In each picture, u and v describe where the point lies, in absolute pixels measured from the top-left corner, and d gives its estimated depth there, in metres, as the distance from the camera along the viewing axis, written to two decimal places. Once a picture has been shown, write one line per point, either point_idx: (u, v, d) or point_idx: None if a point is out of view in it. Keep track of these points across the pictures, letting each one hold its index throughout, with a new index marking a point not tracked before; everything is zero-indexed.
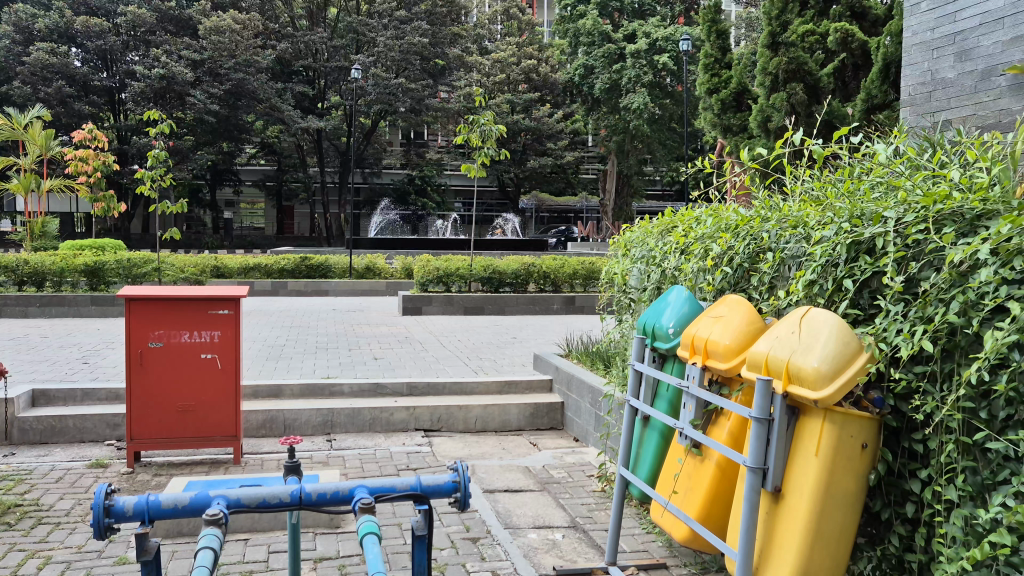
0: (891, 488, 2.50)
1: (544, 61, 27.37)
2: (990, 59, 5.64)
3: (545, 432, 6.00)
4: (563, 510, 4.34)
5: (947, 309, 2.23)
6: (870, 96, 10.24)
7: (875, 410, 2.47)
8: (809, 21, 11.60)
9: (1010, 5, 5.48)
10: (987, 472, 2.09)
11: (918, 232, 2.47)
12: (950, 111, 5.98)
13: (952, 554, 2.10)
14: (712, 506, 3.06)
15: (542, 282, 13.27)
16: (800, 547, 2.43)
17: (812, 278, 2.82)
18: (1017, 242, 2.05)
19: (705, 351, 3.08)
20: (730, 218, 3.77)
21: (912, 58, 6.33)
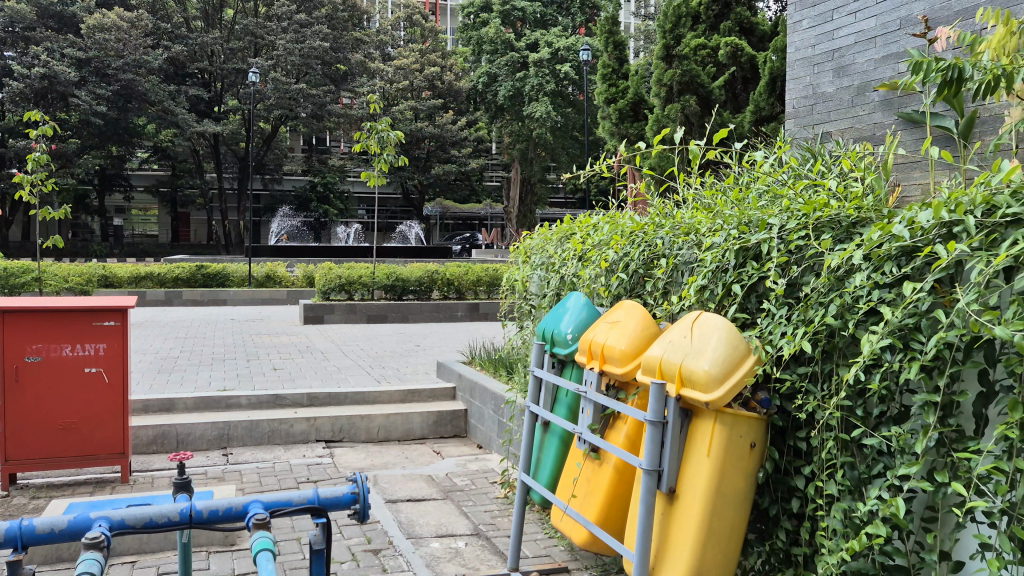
0: (778, 484, 2.59)
1: (447, 68, 27.38)
2: (864, 75, 5.96)
3: (448, 440, 5.97)
4: (466, 518, 4.33)
5: (826, 312, 2.32)
6: (759, 108, 10.67)
7: (762, 410, 2.56)
8: (701, 35, 12.02)
9: (882, 25, 5.81)
10: (864, 467, 2.19)
11: (799, 239, 2.57)
12: (829, 124, 6.28)
13: (832, 546, 2.19)
14: (611, 508, 3.11)
15: (446, 289, 13.24)
16: (694, 545, 2.50)
17: (702, 284, 2.90)
18: (887, 248, 2.16)
19: (602, 356, 3.13)
20: (626, 225, 3.84)
21: (795, 72, 6.62)
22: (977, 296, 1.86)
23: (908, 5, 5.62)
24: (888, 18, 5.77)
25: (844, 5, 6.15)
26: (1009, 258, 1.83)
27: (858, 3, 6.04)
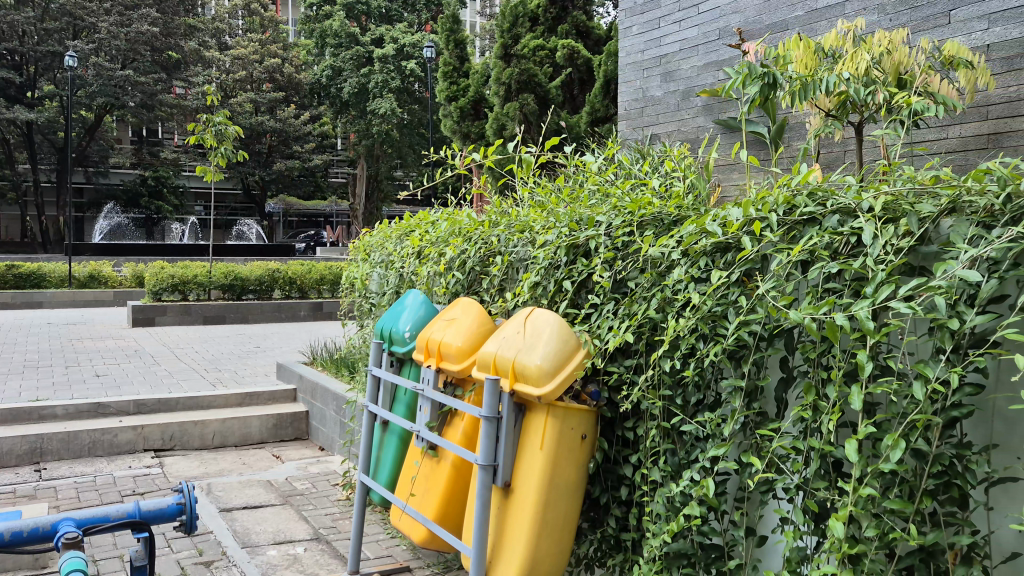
0: (608, 474, 2.68)
1: (288, 60, 26.55)
2: (688, 81, 6.28)
3: (288, 443, 5.78)
4: (306, 523, 4.21)
5: (648, 305, 2.42)
6: (594, 110, 11.08)
7: (592, 402, 2.64)
8: (539, 36, 12.28)
9: (703, 35, 6.16)
10: (683, 452, 2.30)
11: (625, 236, 2.67)
12: (657, 126, 6.58)
13: (655, 529, 2.28)
14: (448, 505, 3.12)
15: (288, 289, 12.85)
16: (528, 537, 2.54)
17: (535, 280, 2.96)
18: (702, 244, 2.27)
19: (439, 354, 3.13)
20: (463, 222, 3.86)
21: (625, 76, 6.90)
22: (778, 287, 1.99)
23: (725, 17, 5.99)
24: (708, 28, 6.12)
25: (670, 14, 6.47)
26: (806, 252, 1.97)
27: (682, 12, 6.36)
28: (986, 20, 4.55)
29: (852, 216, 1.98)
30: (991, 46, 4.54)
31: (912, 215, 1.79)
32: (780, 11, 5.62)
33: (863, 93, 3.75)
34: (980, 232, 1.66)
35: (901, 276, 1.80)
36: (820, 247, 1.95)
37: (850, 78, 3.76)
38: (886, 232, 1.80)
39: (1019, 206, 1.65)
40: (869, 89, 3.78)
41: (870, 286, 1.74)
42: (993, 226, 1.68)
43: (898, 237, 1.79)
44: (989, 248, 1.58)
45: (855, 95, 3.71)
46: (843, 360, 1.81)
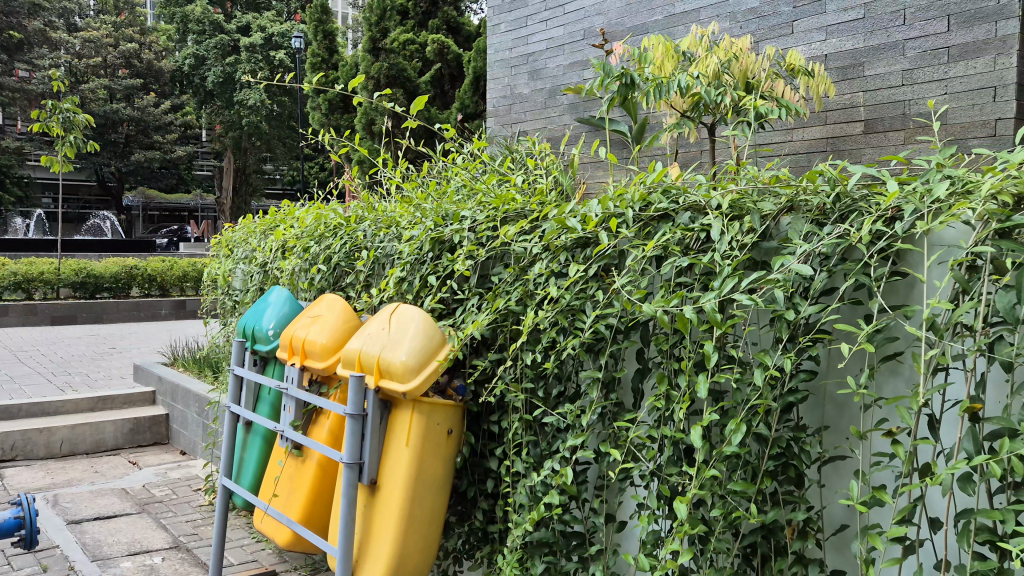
0: (474, 467, 2.69)
1: (145, 45, 25.22)
2: (554, 79, 6.40)
3: (146, 449, 5.50)
4: (165, 531, 4.02)
5: (510, 298, 2.45)
6: (464, 105, 11.13)
7: (458, 397, 2.65)
8: (409, 30, 12.20)
9: (569, 35, 6.29)
10: (546, 444, 2.34)
11: (489, 231, 2.69)
12: (525, 123, 6.68)
13: (519, 520, 2.31)
14: (314, 505, 3.05)
15: (147, 286, 12.20)
16: (394, 533, 2.53)
17: (401, 275, 2.94)
18: (562, 239, 2.32)
19: (303, 352, 3.05)
20: (329, 216, 3.78)
21: (494, 73, 6.96)
22: (633, 282, 2.05)
23: (589, 18, 6.14)
24: (574, 28, 6.26)
25: (536, 13, 6.56)
26: (659, 248, 2.03)
27: (548, 12, 6.47)
28: (824, 31, 4.87)
29: (702, 213, 2.06)
30: (828, 56, 4.86)
31: (755, 212, 1.87)
32: (640, 15, 5.81)
33: (714, 95, 3.95)
34: (813, 228, 1.75)
35: (745, 270, 1.89)
36: (671, 243, 2.03)
37: (702, 79, 3.93)
38: (732, 228, 1.88)
39: (847, 204, 1.76)
40: (719, 90, 3.96)
41: (717, 280, 1.81)
42: (824, 223, 1.79)
43: (743, 232, 1.87)
44: (820, 243, 1.67)
45: (706, 96, 3.89)
46: (693, 351, 1.89)
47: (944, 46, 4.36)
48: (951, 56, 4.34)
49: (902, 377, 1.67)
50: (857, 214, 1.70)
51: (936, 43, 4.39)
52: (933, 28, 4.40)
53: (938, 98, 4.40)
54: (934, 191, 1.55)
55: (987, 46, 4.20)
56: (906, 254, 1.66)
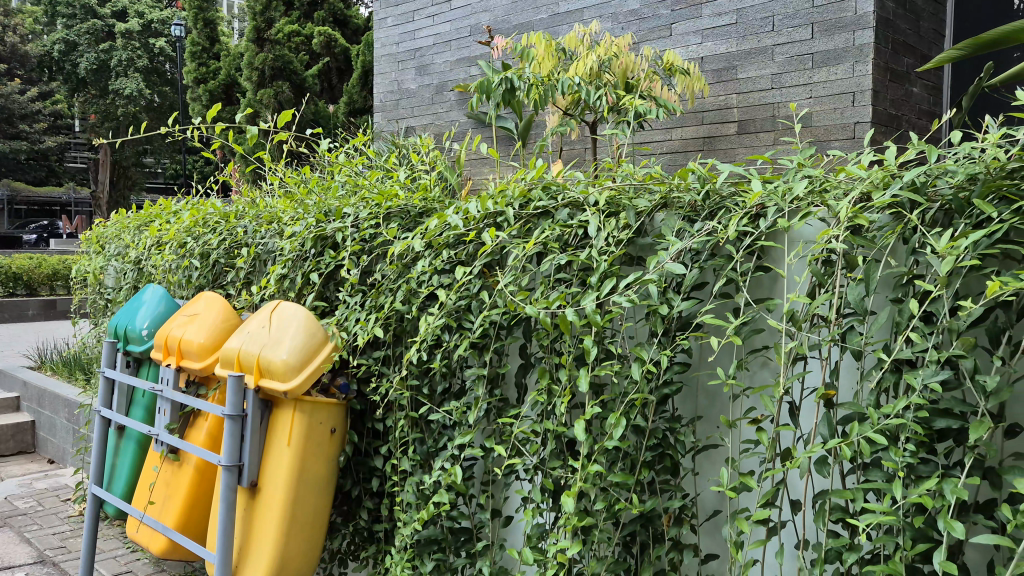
0: (358, 466, 2.64)
1: (9, 28, 23.66)
2: (441, 75, 6.39)
3: (10, 459, 5.16)
4: (29, 545, 3.78)
5: (394, 297, 2.41)
6: (352, 100, 10.99)
7: (342, 395, 2.59)
8: (295, 22, 11.94)
9: (455, 31, 6.29)
10: (431, 441, 2.32)
11: (371, 228, 2.65)
12: (412, 119, 6.64)
13: (405, 519, 2.28)
14: (191, 511, 2.93)
15: (11, 285, 11.45)
16: (276, 536, 2.46)
17: (282, 273, 2.86)
18: (444, 236, 2.30)
19: (179, 352, 2.93)
20: (206, 211, 3.64)
21: (381, 68, 6.89)
22: (515, 280, 2.05)
23: (475, 14, 6.15)
24: (460, 25, 6.26)
25: (423, 8, 6.52)
26: (540, 245, 2.04)
27: (435, 7, 6.44)
28: (700, 35, 5.05)
29: (580, 210, 2.08)
30: (704, 59, 5.04)
31: (630, 209, 1.90)
32: (525, 13, 5.86)
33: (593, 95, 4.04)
34: (684, 225, 1.79)
35: (621, 266, 1.92)
36: (551, 240, 2.05)
37: (584, 80, 4.12)
38: (608, 225, 1.91)
39: (716, 202, 1.80)
40: (598, 90, 4.14)
41: (595, 277, 1.83)
42: (695, 220, 1.83)
43: (619, 229, 1.91)
44: (691, 241, 1.71)
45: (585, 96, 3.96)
46: (573, 346, 1.91)
47: (808, 52, 4.60)
48: (814, 62, 4.58)
49: (768, 368, 1.74)
50: (725, 212, 1.75)
51: (801, 49, 4.63)
52: (798, 35, 4.63)
53: (802, 102, 4.64)
54: (794, 190, 1.61)
55: (846, 53, 4.47)
56: (770, 250, 1.73)
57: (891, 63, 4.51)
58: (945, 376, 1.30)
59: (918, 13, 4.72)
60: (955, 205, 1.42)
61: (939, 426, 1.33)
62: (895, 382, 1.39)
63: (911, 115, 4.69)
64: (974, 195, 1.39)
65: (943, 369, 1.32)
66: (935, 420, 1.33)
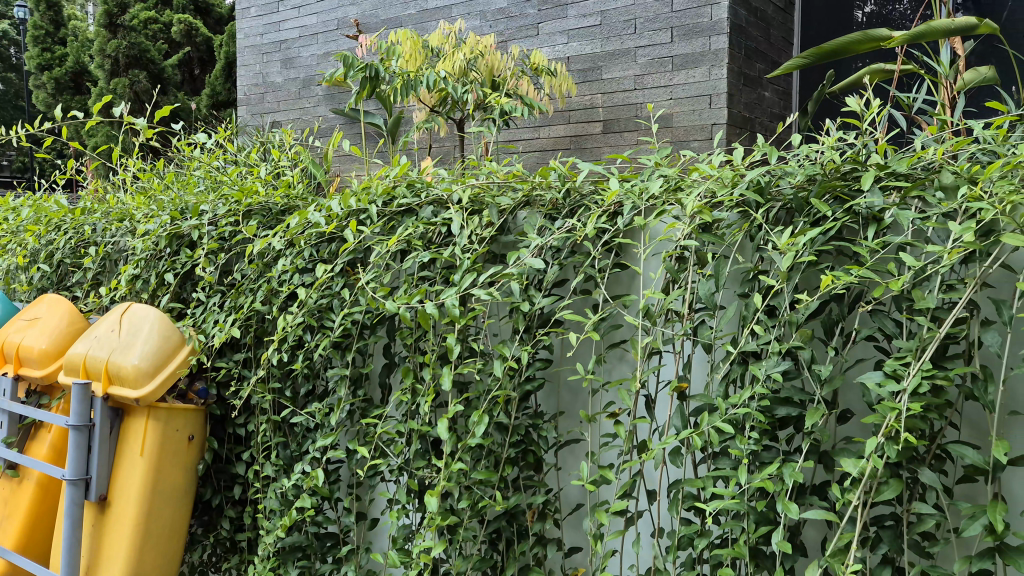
0: (220, 474, 2.52)
1: None
2: (308, 69, 6.23)
3: None
4: None
5: (254, 297, 2.32)
6: (215, 92, 10.59)
7: (200, 400, 2.48)
8: (150, 8, 11.34)
9: (322, 23, 6.14)
10: (295, 445, 2.26)
11: (230, 226, 2.54)
12: (278, 114, 6.45)
13: (269, 526, 2.20)
14: (33, 530, 2.72)
15: None
16: (129, 554, 2.30)
17: (134, 273, 2.70)
18: (306, 233, 2.23)
19: (18, 359, 2.72)
20: (49, 207, 3.39)
21: (244, 59, 6.65)
22: (377, 278, 2.01)
23: (342, 7, 6.03)
24: (327, 17, 6.11)
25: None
26: (403, 242, 2.01)
27: None
28: (565, 36, 5.14)
29: (444, 208, 2.06)
30: (570, 59, 5.14)
31: (493, 207, 1.90)
32: (393, 8, 5.80)
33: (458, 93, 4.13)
34: (545, 223, 1.81)
35: (484, 263, 1.92)
36: (415, 237, 2.02)
37: (449, 76, 4.20)
38: (471, 223, 1.90)
39: (576, 200, 1.82)
40: (464, 88, 4.18)
41: (458, 274, 1.82)
42: (556, 217, 1.85)
43: (481, 227, 1.91)
44: (551, 238, 1.73)
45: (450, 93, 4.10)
46: (435, 344, 1.89)
47: (668, 55, 4.77)
48: (674, 64, 4.75)
49: (626, 362, 1.78)
50: (584, 210, 1.78)
51: (660, 52, 4.79)
52: (658, 39, 4.80)
53: (663, 103, 4.81)
54: (649, 189, 1.64)
55: (702, 58, 4.65)
56: (628, 248, 1.77)
57: (744, 68, 4.73)
58: (785, 367, 1.37)
59: (768, 22, 4.99)
60: (795, 204, 1.48)
61: (780, 415, 1.40)
62: (741, 373, 1.45)
63: (763, 118, 4.95)
64: (811, 195, 1.45)
65: (784, 360, 1.39)
66: (776, 408, 1.40)
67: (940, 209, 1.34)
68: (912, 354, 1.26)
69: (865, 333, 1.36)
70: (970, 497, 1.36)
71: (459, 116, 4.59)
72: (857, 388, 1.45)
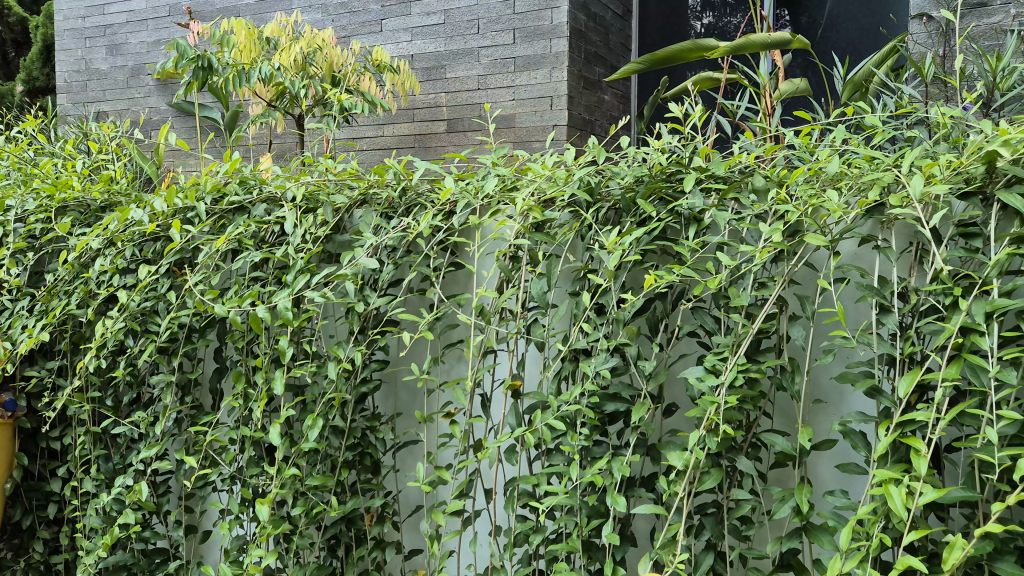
0: (32, 492, 2.30)
1: None
2: (137, 57, 5.87)
3: None
4: None
5: (68, 300, 2.14)
6: (31, 77, 9.76)
7: (7, 413, 2.24)
8: None
9: (152, 9, 5.80)
10: (118, 457, 2.10)
11: (41, 223, 2.33)
12: (103, 103, 6.02)
13: (88, 547, 2.03)
14: None
15: None
16: None
17: None
18: (129, 231, 2.08)
19: None
20: None
21: (64, 44, 6.16)
22: (205, 279, 1.91)
23: None
24: (157, 3, 5.78)
25: None
26: (233, 241, 1.92)
27: None
28: (409, 33, 5.10)
29: (278, 205, 1.98)
30: (414, 57, 5.11)
31: (327, 205, 1.84)
32: None
33: (296, 87, 4.09)
34: (381, 221, 1.78)
35: (318, 264, 1.86)
36: (246, 237, 1.93)
37: (284, 70, 4.08)
38: (305, 222, 1.84)
39: (412, 199, 1.80)
40: (301, 83, 4.12)
41: (291, 274, 1.75)
42: (392, 216, 1.82)
43: (316, 226, 1.85)
44: (386, 237, 1.69)
45: (289, 87, 4.07)
46: (267, 347, 1.82)
47: (511, 57, 4.83)
48: (516, 66, 4.82)
49: (464, 361, 1.78)
50: (419, 209, 1.76)
51: (503, 53, 4.85)
52: (501, 40, 4.85)
53: (506, 103, 4.87)
54: (484, 188, 1.64)
55: (544, 60, 4.74)
56: (464, 247, 1.76)
57: (584, 72, 4.87)
58: (613, 364, 1.41)
59: (607, 27, 5.16)
60: (623, 205, 1.53)
61: (608, 410, 1.44)
62: (572, 370, 1.48)
63: (603, 120, 5.10)
64: (638, 196, 1.50)
65: (612, 357, 1.42)
66: (605, 404, 1.44)
67: (752, 211, 1.41)
68: (728, 349, 1.32)
69: (687, 329, 1.42)
70: (781, 482, 1.45)
71: (297, 111, 4.48)
72: (681, 382, 1.52)
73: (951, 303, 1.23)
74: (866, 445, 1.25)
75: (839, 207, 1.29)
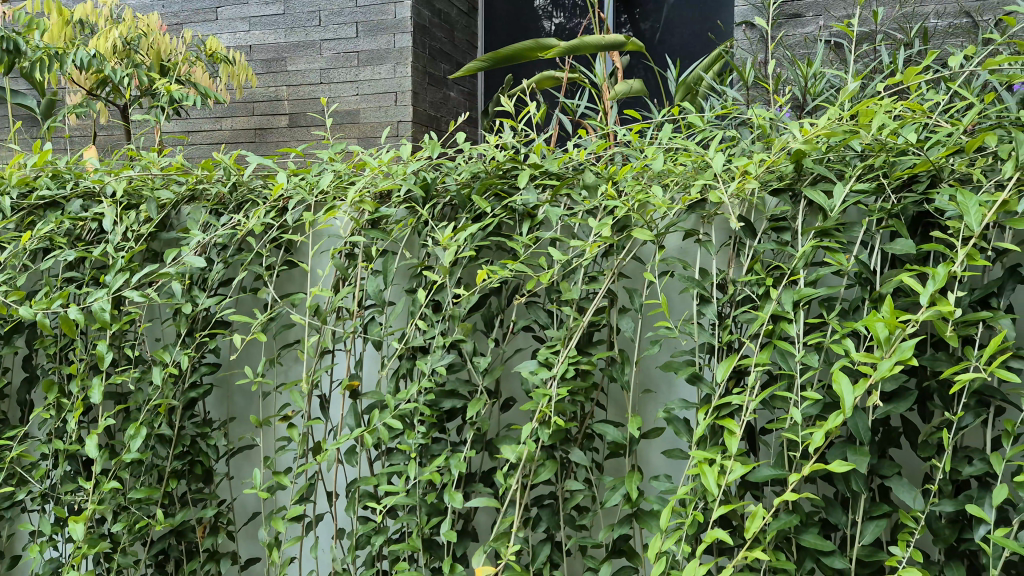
0: None
1: None
2: None
3: None
4: None
5: None
6: None
7: None
8: None
9: None
10: None
11: None
12: None
13: None
14: None
15: None
16: None
17: None
18: None
19: None
20: None
21: None
22: (11, 280, 1.75)
23: None
24: None
25: None
26: (43, 239, 1.77)
27: None
28: (247, 23, 4.92)
29: (96, 201, 1.85)
30: (253, 48, 4.93)
31: (151, 201, 1.73)
32: None
33: (119, 76, 3.83)
34: (210, 218, 1.69)
35: (140, 263, 1.76)
36: (57, 234, 1.79)
37: (106, 58, 3.81)
38: (126, 218, 1.73)
39: (243, 194, 1.72)
40: (125, 72, 3.87)
41: (109, 274, 1.64)
42: (223, 212, 1.73)
43: (138, 223, 1.74)
44: (214, 234, 1.62)
45: (112, 76, 3.81)
46: (84, 353, 1.69)
47: (354, 51, 4.75)
48: (360, 60, 4.74)
49: (300, 362, 1.73)
50: (249, 205, 1.69)
51: (346, 47, 4.76)
52: (344, 33, 4.76)
53: (350, 98, 4.78)
54: (318, 183, 1.59)
55: (387, 55, 4.68)
56: (298, 245, 1.71)
57: (428, 68, 4.85)
58: (449, 360, 1.41)
59: (452, 24, 5.19)
60: (458, 200, 1.53)
61: (445, 407, 1.44)
62: (409, 368, 1.47)
63: (448, 116, 5.12)
64: (473, 192, 1.50)
65: (448, 354, 1.42)
66: (442, 401, 1.43)
67: (583, 207, 1.44)
68: (560, 342, 1.35)
69: (522, 324, 1.44)
70: (614, 470, 1.50)
71: (121, 102, 4.21)
72: (517, 376, 1.54)
73: (764, 293, 1.31)
74: (689, 431, 1.31)
75: (664, 202, 1.34)
